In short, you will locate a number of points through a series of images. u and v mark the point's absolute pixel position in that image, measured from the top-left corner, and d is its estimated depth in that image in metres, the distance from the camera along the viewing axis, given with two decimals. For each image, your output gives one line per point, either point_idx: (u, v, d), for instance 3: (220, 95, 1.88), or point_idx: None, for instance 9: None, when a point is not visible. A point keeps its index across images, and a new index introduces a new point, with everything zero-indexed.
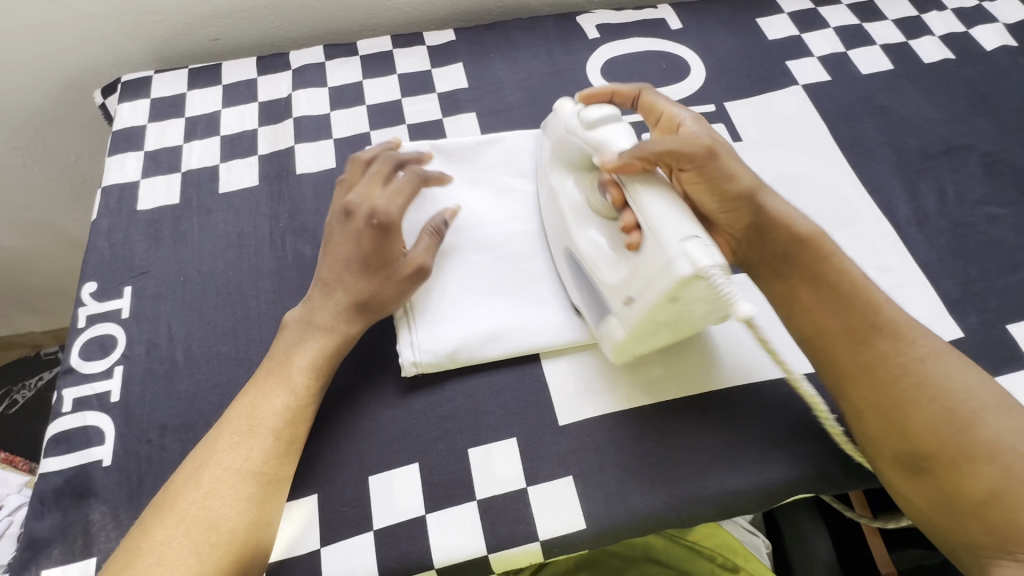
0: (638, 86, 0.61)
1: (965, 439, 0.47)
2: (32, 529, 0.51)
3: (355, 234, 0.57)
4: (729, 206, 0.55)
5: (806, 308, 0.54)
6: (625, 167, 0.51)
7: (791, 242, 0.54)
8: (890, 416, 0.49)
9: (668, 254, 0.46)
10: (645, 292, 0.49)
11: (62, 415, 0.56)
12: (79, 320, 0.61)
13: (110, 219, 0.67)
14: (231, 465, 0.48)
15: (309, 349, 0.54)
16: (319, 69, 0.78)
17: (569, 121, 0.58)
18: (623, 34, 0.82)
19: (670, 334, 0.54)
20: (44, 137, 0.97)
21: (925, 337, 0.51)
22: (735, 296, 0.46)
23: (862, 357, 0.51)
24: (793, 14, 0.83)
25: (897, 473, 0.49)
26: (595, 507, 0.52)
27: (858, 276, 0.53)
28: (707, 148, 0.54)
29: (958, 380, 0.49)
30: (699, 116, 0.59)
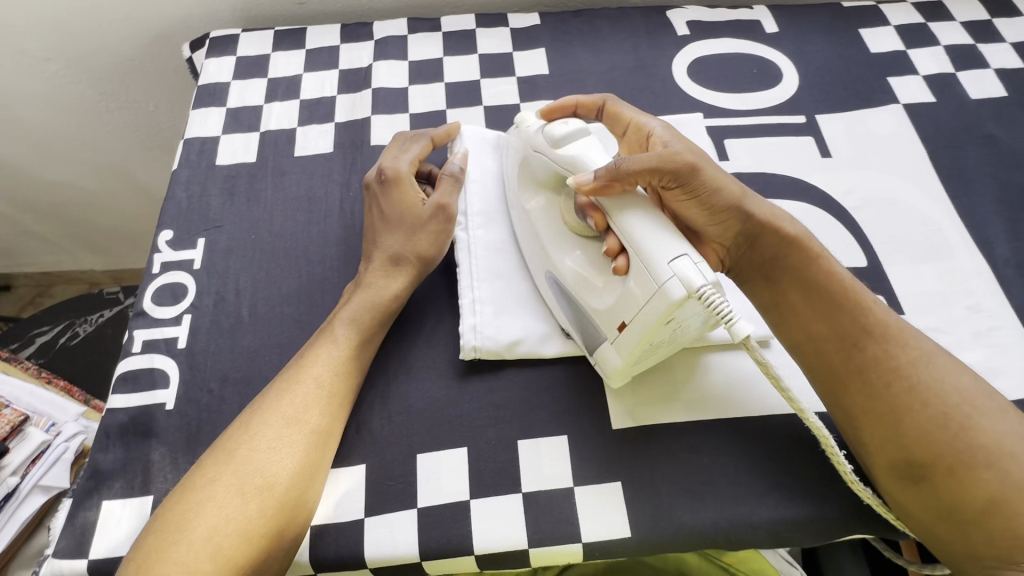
0: (602, 96, 0.61)
1: (961, 444, 0.45)
2: (97, 460, 0.53)
3: (375, 194, 0.60)
4: (718, 217, 0.53)
5: (796, 318, 0.52)
6: (603, 190, 0.50)
7: (779, 252, 0.53)
8: (883, 419, 0.47)
9: (660, 278, 0.45)
10: (639, 319, 0.48)
11: (132, 355, 0.58)
12: (153, 266, 0.63)
13: (189, 170, 0.68)
14: (278, 411, 0.50)
15: (355, 306, 0.55)
16: (401, 43, 0.78)
17: (534, 138, 0.56)
18: (714, 33, 0.78)
19: (663, 350, 0.53)
20: (127, 85, 1.01)
21: (916, 339, 0.49)
22: (731, 314, 0.45)
23: (850, 363, 0.49)
24: (899, 28, 0.78)
25: (894, 483, 0.47)
26: (642, 516, 0.50)
27: (846, 279, 0.52)
28: (689, 163, 0.52)
29: (950, 382, 0.47)
30: (669, 124, 0.57)
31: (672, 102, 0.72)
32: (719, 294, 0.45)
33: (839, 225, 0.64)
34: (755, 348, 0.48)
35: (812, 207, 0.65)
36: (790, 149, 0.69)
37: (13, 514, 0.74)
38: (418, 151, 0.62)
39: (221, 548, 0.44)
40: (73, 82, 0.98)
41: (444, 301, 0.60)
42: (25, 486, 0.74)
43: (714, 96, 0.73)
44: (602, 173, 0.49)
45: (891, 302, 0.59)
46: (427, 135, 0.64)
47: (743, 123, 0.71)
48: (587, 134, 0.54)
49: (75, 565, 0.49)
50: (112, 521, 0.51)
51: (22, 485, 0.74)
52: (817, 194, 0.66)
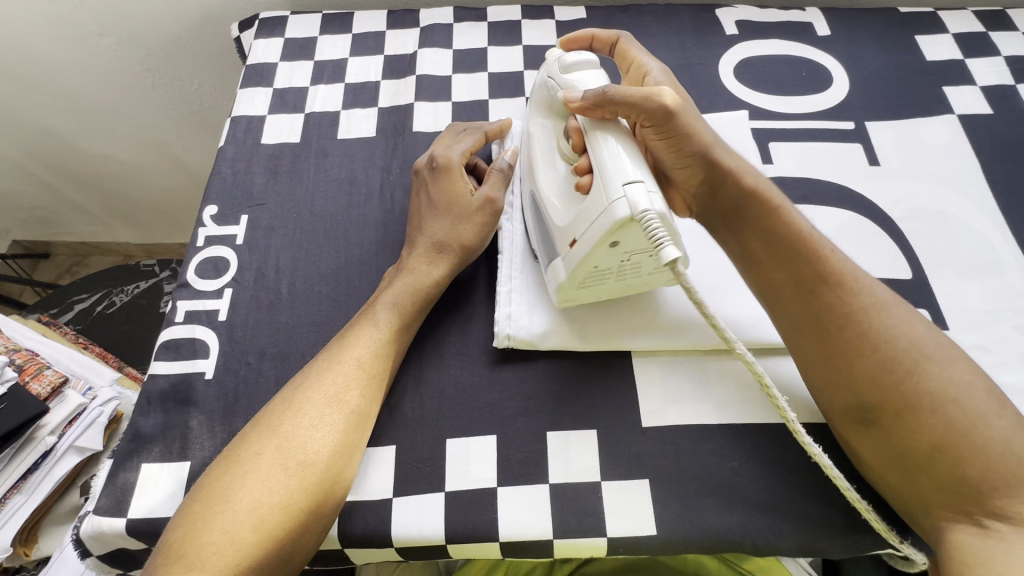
0: (617, 34, 0.63)
1: (906, 389, 0.45)
2: (138, 424, 0.55)
3: (424, 180, 0.61)
4: (685, 164, 0.54)
5: (760, 263, 0.53)
6: (587, 112, 0.52)
7: (740, 200, 0.54)
8: (837, 363, 0.48)
9: (609, 198, 0.46)
10: (586, 236, 0.48)
11: (174, 324, 0.59)
12: (198, 239, 0.64)
13: (235, 147, 0.70)
14: (322, 389, 0.51)
15: (398, 290, 0.56)
16: (447, 31, 0.78)
17: (548, 67, 0.58)
18: (764, 34, 0.77)
19: (618, 284, 0.54)
20: (173, 62, 1.03)
21: (872, 288, 0.50)
22: (663, 240, 0.43)
23: (806, 308, 0.50)
24: (958, 36, 0.76)
25: (847, 426, 0.48)
26: (668, 515, 0.50)
27: (805, 228, 0.52)
28: (665, 107, 0.52)
29: (902, 330, 0.47)
30: (667, 68, 0.59)
31: (717, 102, 0.71)
32: (662, 225, 0.45)
33: (884, 234, 0.62)
34: (682, 272, 0.45)
35: (856, 215, 0.63)
36: (838, 156, 0.67)
37: (48, 472, 0.76)
38: (473, 143, 0.63)
39: (264, 520, 0.45)
40: (122, 57, 1.01)
41: (481, 291, 0.61)
42: (62, 446, 0.77)
43: (761, 98, 0.72)
44: (590, 95, 0.51)
45: (936, 316, 0.58)
46: (482, 130, 0.64)
47: (790, 126, 0.69)
48: (595, 65, 0.56)
49: (113, 524, 0.50)
50: (150, 483, 0.52)
51: (59, 445, 0.77)
52: (863, 203, 0.64)
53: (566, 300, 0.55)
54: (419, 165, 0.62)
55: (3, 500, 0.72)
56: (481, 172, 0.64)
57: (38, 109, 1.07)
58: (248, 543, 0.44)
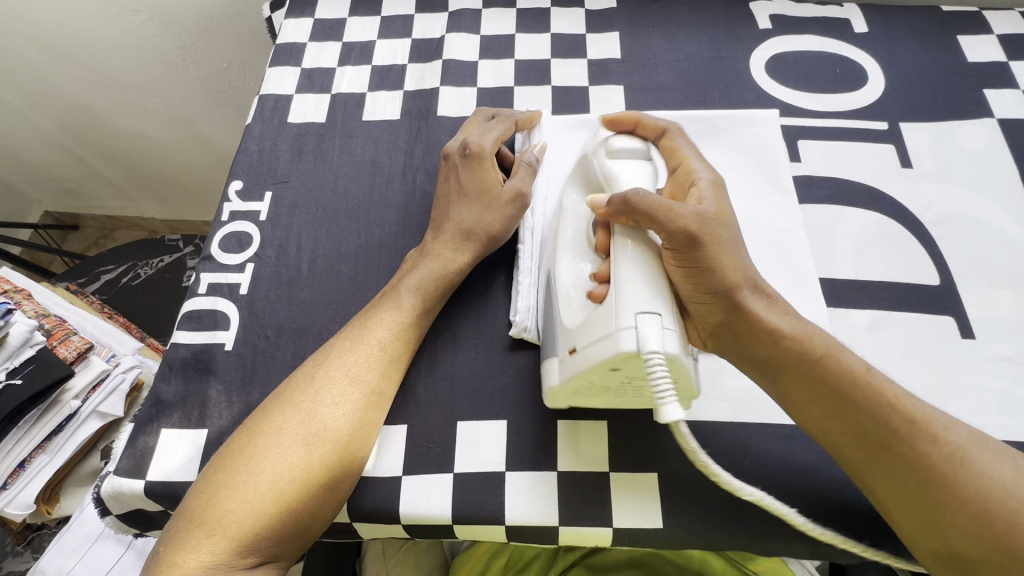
0: (666, 125, 0.57)
1: (1007, 544, 0.38)
2: (159, 390, 0.56)
3: (455, 165, 0.61)
4: (706, 298, 0.46)
5: (808, 412, 0.46)
6: (612, 218, 0.48)
7: (774, 343, 0.47)
8: (919, 512, 0.41)
9: (618, 324, 0.43)
10: (588, 350, 0.46)
11: (197, 296, 0.61)
12: (223, 214, 0.65)
13: (262, 125, 0.71)
14: (345, 366, 0.51)
15: (422, 273, 0.56)
16: (475, 17, 0.78)
17: (593, 146, 0.55)
18: (798, 29, 0.75)
19: (627, 396, 0.50)
20: (205, 41, 1.05)
21: (951, 430, 0.42)
22: (667, 397, 0.41)
23: (872, 460, 0.43)
24: (1003, 36, 0.73)
25: (943, 573, 0.41)
26: (675, 509, 0.50)
27: (859, 371, 0.45)
28: (689, 232, 0.46)
29: (992, 473, 0.40)
30: (717, 178, 0.52)
31: (746, 97, 0.70)
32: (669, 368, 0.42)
33: (911, 237, 0.61)
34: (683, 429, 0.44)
35: (885, 218, 0.62)
36: (869, 156, 0.66)
37: (72, 435, 0.79)
38: (505, 134, 0.62)
39: (283, 492, 0.46)
40: (155, 34, 1.02)
41: (501, 277, 0.61)
42: (85, 410, 0.79)
43: (792, 94, 0.70)
44: (615, 199, 0.48)
45: (962, 325, 0.56)
46: (513, 119, 0.64)
47: (820, 124, 0.68)
48: (640, 153, 0.53)
49: (132, 485, 0.52)
50: (168, 448, 0.54)
51: (83, 409, 0.79)
52: (892, 205, 0.63)
53: (562, 402, 0.52)
54: (450, 150, 0.62)
55: (29, 459, 0.75)
56: (509, 162, 0.64)
57: (72, 83, 1.10)
58: (267, 513, 0.45)
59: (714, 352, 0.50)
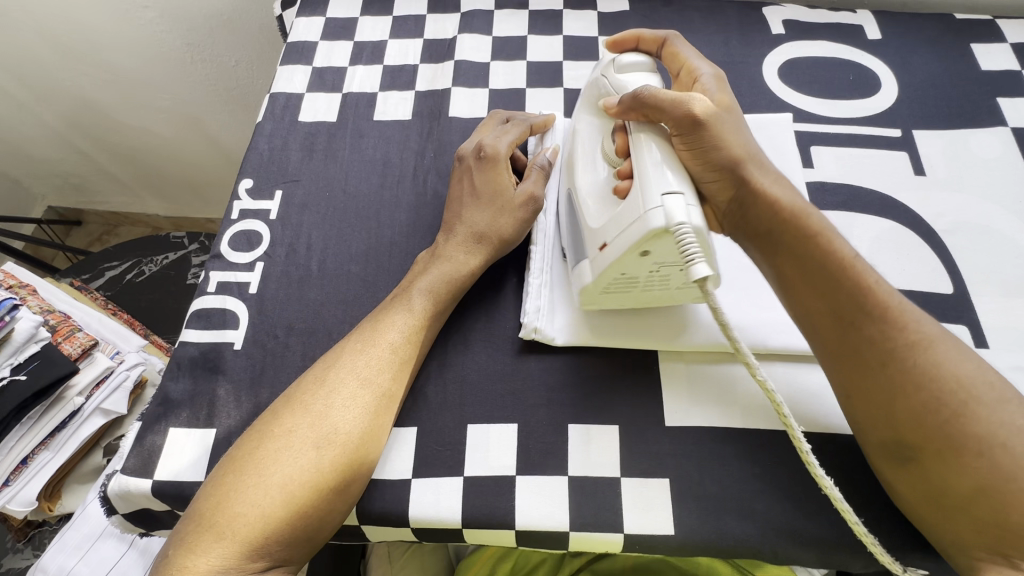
0: (666, 34, 0.61)
1: (950, 431, 0.42)
2: (168, 389, 0.56)
3: (469, 167, 0.61)
4: (714, 175, 0.52)
5: (793, 287, 0.50)
6: (624, 115, 0.54)
7: (772, 222, 0.50)
8: (878, 402, 0.45)
9: (647, 206, 0.47)
10: (617, 242, 0.49)
11: (206, 294, 0.60)
12: (233, 212, 0.65)
13: (273, 123, 0.71)
14: (356, 369, 0.51)
15: (434, 276, 0.56)
16: (487, 18, 0.78)
17: (602, 68, 0.58)
18: (812, 35, 0.75)
19: (646, 294, 0.53)
20: (214, 40, 1.04)
21: (919, 323, 0.46)
22: (694, 256, 0.45)
23: (845, 343, 0.46)
24: (1017, 46, 0.73)
25: (881, 456, 0.46)
26: (688, 516, 0.50)
27: (846, 254, 0.48)
28: (694, 116, 0.51)
29: (951, 367, 0.44)
30: (719, 72, 0.58)
31: (759, 102, 0.70)
32: (696, 240, 0.46)
33: (924, 245, 0.61)
34: (710, 290, 0.47)
35: (898, 226, 0.62)
36: (882, 163, 0.65)
37: (75, 431, 0.78)
38: (519, 136, 0.62)
39: (293, 495, 0.46)
40: (164, 30, 1.02)
41: (512, 280, 0.61)
42: (88, 407, 0.79)
43: (805, 100, 0.70)
44: (626, 99, 0.53)
45: (975, 333, 0.56)
46: (528, 123, 0.64)
47: (833, 130, 0.68)
48: (646, 67, 0.57)
49: (139, 484, 0.52)
50: (176, 447, 0.53)
51: (86, 406, 0.78)
52: (906, 213, 0.62)
53: (589, 303, 0.55)
54: (464, 149, 0.62)
55: (31, 455, 0.75)
56: (522, 166, 0.64)
57: (81, 79, 1.10)
58: (277, 517, 0.45)
59: (727, 234, 0.56)
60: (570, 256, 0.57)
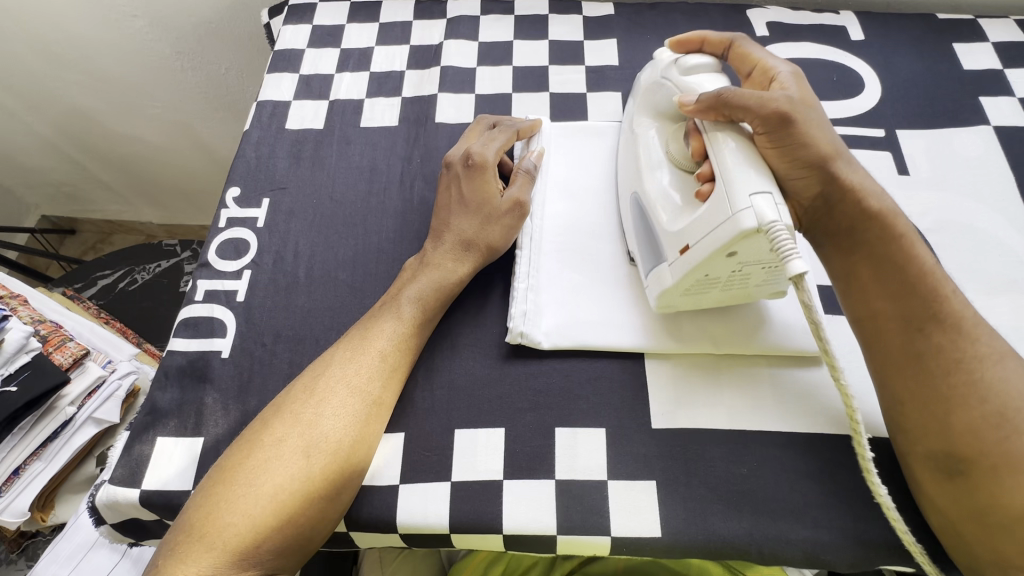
0: (731, 36, 0.59)
1: (1008, 449, 0.43)
2: (155, 398, 0.56)
3: (457, 175, 0.61)
4: (803, 172, 0.50)
5: (863, 289, 0.50)
6: (701, 114, 0.51)
7: (855, 218, 0.50)
8: (932, 412, 0.45)
9: (735, 207, 0.45)
10: (702, 244, 0.48)
11: (194, 303, 0.60)
12: (220, 220, 0.65)
13: (261, 131, 0.71)
14: (345, 377, 0.51)
15: (422, 284, 0.56)
16: (473, 23, 0.78)
17: (663, 68, 0.58)
18: (795, 36, 0.76)
19: (722, 293, 0.53)
20: (204, 47, 1.05)
21: (989, 338, 0.47)
22: (791, 252, 0.42)
23: (911, 348, 0.47)
24: (998, 45, 0.74)
25: (929, 472, 0.45)
26: (674, 517, 0.50)
27: (926, 264, 0.49)
28: (780, 112, 0.49)
29: (1017, 386, 0.44)
30: (796, 69, 0.55)
31: None
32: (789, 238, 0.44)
33: None
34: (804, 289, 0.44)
35: None
36: (866, 163, 0.66)
37: (67, 441, 0.78)
38: (504, 143, 0.63)
39: (284, 504, 0.46)
40: (153, 39, 1.02)
41: (499, 286, 0.61)
42: (81, 417, 0.79)
43: None
44: (704, 97, 0.51)
45: None
46: (513, 129, 0.64)
47: None
48: (712, 69, 0.55)
49: (127, 494, 0.52)
50: (164, 456, 0.53)
51: (78, 415, 0.79)
52: None
53: (665, 306, 0.55)
54: (453, 157, 0.62)
55: (23, 466, 0.75)
56: (508, 170, 0.64)
57: (71, 88, 1.10)
58: (267, 525, 0.45)
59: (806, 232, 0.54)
60: (643, 261, 0.57)
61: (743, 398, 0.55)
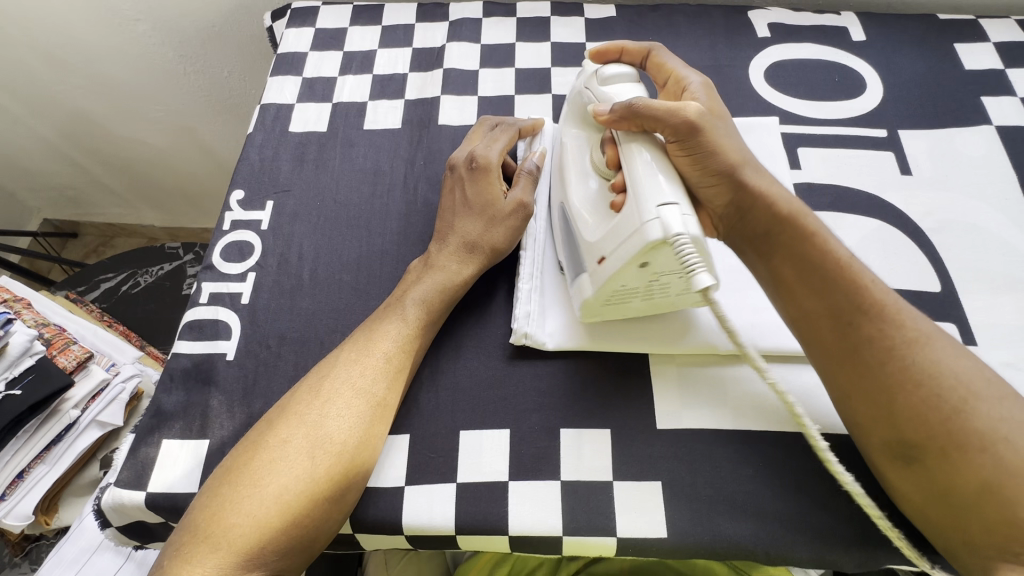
0: (649, 45, 0.61)
1: (953, 429, 0.42)
2: (160, 401, 0.56)
3: (461, 177, 0.61)
4: (711, 180, 0.53)
5: (791, 289, 0.50)
6: (615, 125, 0.53)
7: (770, 222, 0.52)
8: (878, 402, 0.45)
9: (643, 218, 0.46)
10: (615, 256, 0.48)
11: (198, 305, 0.60)
12: (224, 223, 0.65)
13: (264, 134, 0.71)
14: (351, 378, 0.51)
15: (428, 286, 0.56)
16: (475, 26, 0.79)
17: (585, 80, 0.59)
18: (797, 37, 0.76)
19: (643, 304, 0.54)
20: (206, 51, 1.05)
21: (915, 320, 0.46)
22: (697, 266, 0.45)
23: (840, 341, 0.47)
24: (1000, 45, 0.74)
25: (886, 462, 0.45)
26: (680, 519, 0.50)
27: (843, 255, 0.49)
28: (690, 122, 0.51)
29: (949, 366, 0.44)
30: (707, 81, 0.58)
31: (747, 105, 0.71)
32: (695, 249, 0.45)
33: (912, 244, 0.61)
34: (714, 298, 0.46)
35: (886, 225, 0.62)
36: (869, 164, 0.66)
37: (71, 444, 0.78)
38: (507, 143, 0.63)
39: (289, 504, 0.46)
40: (157, 42, 1.02)
41: (504, 287, 0.61)
42: (84, 420, 0.79)
43: (791, 102, 0.71)
44: (617, 108, 0.52)
45: (964, 331, 0.56)
46: (516, 128, 0.64)
47: (819, 132, 0.68)
48: (631, 78, 0.57)
49: (133, 496, 0.52)
50: (169, 459, 0.53)
51: (82, 419, 0.79)
52: (892, 211, 0.63)
53: (590, 314, 0.55)
54: (455, 160, 0.63)
55: (27, 469, 0.75)
56: (512, 171, 0.64)
57: (73, 91, 1.10)
58: (270, 524, 0.45)
59: (723, 236, 0.57)
60: (569, 269, 0.57)
61: (722, 396, 0.55)
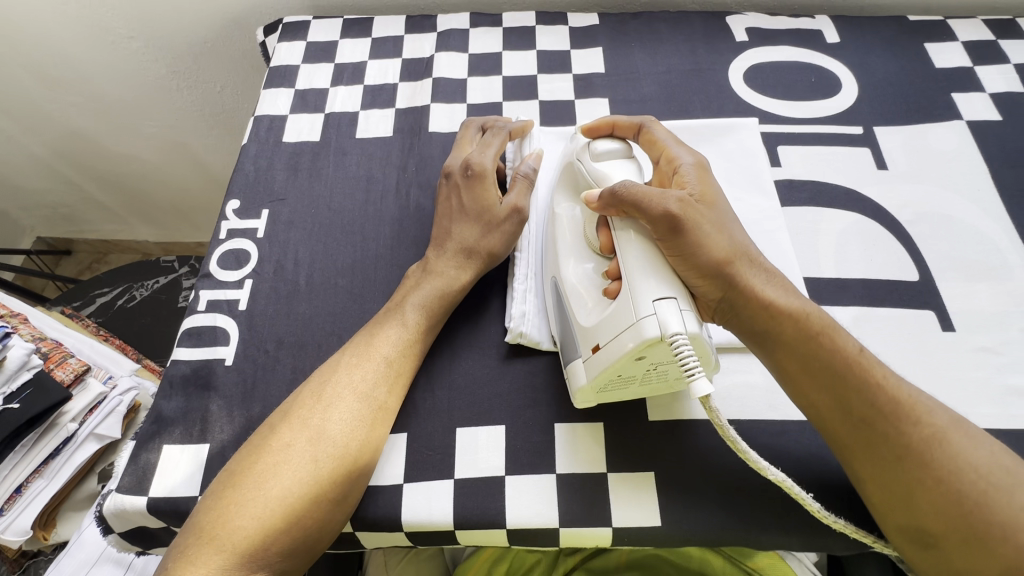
0: (640, 120, 0.59)
1: (976, 523, 0.42)
2: (160, 407, 0.57)
3: (456, 184, 0.63)
4: (700, 279, 0.49)
5: (798, 378, 0.49)
6: (605, 211, 0.51)
7: (770, 316, 0.49)
8: (897, 493, 0.44)
9: (640, 313, 0.46)
10: (611, 346, 0.47)
11: (197, 313, 0.61)
12: (221, 232, 0.66)
13: (258, 145, 0.73)
14: (353, 384, 0.52)
15: (426, 291, 0.58)
16: (462, 36, 0.81)
17: (578, 150, 0.58)
18: (773, 40, 0.79)
19: (640, 388, 0.52)
20: (199, 67, 1.07)
21: (931, 414, 0.45)
22: (696, 373, 0.44)
23: (855, 431, 0.46)
24: (967, 44, 0.77)
25: (906, 543, 0.45)
26: (673, 507, 0.51)
27: (853, 351, 0.48)
28: (672, 216, 0.48)
29: (969, 457, 0.43)
30: (700, 160, 0.56)
31: (726, 106, 0.73)
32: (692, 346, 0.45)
33: (889, 236, 0.63)
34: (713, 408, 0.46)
35: (865, 218, 0.64)
36: (845, 159, 0.68)
37: (69, 457, 0.79)
38: (498, 148, 0.65)
39: (293, 506, 0.47)
40: (150, 60, 1.04)
41: (499, 287, 0.63)
42: (82, 433, 0.79)
43: (769, 102, 0.73)
44: (605, 194, 0.51)
45: (942, 318, 0.58)
46: (506, 131, 0.66)
47: (797, 130, 0.70)
48: (621, 154, 0.56)
49: (135, 501, 0.52)
50: (170, 463, 0.54)
51: (79, 432, 0.79)
52: (870, 205, 0.65)
53: (586, 400, 0.53)
54: (449, 167, 0.64)
55: (25, 484, 0.75)
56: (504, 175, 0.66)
57: (68, 109, 1.11)
58: (275, 526, 0.46)
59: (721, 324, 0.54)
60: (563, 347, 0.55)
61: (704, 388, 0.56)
